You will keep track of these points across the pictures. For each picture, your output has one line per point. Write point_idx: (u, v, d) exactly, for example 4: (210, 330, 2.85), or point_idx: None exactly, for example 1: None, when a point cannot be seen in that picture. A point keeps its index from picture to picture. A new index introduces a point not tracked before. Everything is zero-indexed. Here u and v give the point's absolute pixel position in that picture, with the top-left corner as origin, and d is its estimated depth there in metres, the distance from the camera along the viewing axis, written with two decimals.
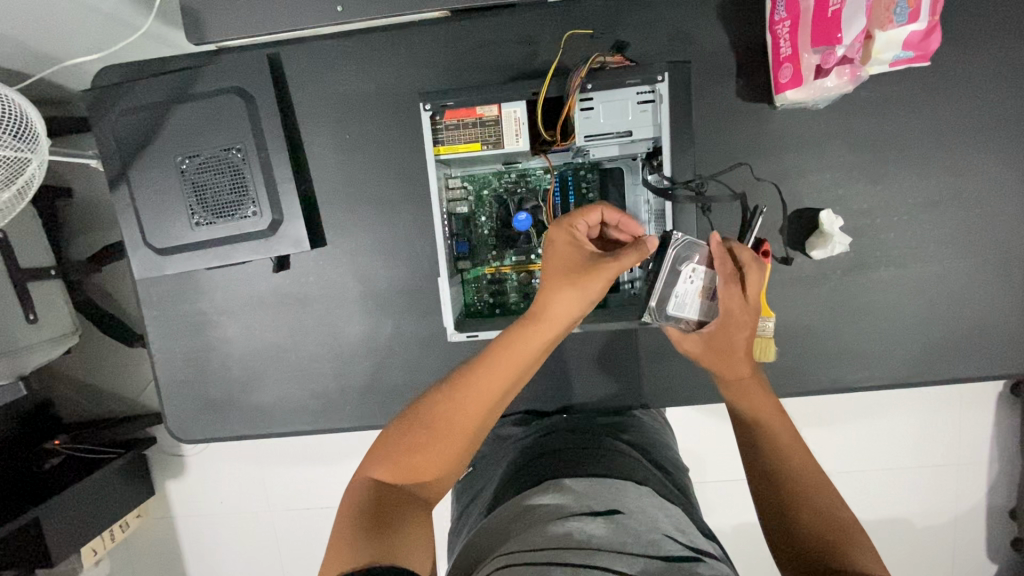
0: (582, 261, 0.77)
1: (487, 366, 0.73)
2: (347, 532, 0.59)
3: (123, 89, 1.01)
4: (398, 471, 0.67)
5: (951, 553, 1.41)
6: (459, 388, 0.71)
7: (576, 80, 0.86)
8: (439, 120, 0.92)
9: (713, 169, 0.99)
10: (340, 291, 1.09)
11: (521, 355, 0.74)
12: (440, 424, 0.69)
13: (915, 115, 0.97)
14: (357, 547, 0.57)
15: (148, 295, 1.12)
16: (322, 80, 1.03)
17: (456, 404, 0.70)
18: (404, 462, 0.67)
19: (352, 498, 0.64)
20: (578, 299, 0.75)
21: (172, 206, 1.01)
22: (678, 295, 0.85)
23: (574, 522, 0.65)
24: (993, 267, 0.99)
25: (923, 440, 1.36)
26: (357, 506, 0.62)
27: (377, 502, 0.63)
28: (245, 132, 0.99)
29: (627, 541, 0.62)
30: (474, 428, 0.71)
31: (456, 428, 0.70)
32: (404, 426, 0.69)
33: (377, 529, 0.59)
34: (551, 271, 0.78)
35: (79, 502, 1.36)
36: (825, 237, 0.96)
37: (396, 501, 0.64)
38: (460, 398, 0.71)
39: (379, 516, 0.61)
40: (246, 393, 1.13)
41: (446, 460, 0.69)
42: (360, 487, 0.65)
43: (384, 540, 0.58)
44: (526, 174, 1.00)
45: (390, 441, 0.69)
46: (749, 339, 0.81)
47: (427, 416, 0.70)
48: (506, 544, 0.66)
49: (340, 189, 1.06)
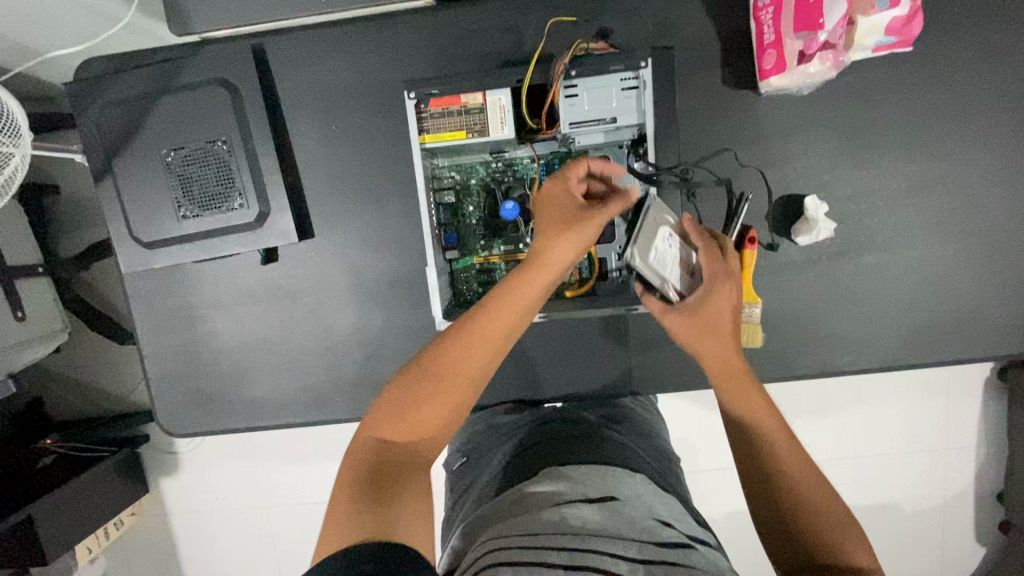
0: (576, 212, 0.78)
1: (486, 316, 0.73)
2: (346, 503, 0.60)
3: (107, 81, 1.01)
4: (399, 429, 0.67)
5: (939, 536, 1.43)
6: (461, 337, 0.72)
7: (560, 66, 0.87)
8: (425, 109, 0.92)
9: (699, 155, 0.99)
10: (329, 283, 1.09)
11: (521, 302, 0.74)
12: (441, 374, 0.70)
13: (898, 101, 0.97)
14: (356, 520, 0.57)
15: (136, 289, 1.12)
16: (308, 71, 1.02)
17: (457, 353, 0.71)
18: (408, 416, 0.67)
19: (353, 462, 0.64)
20: (572, 244, 0.76)
21: (158, 199, 1.01)
22: (658, 254, 0.84)
23: (569, 508, 0.66)
24: (977, 251, 1.00)
25: (911, 425, 1.37)
26: (357, 474, 0.63)
27: (380, 466, 0.64)
28: (230, 123, 0.98)
29: (623, 527, 0.63)
30: (474, 378, 0.72)
31: (460, 375, 0.70)
32: (407, 380, 0.69)
33: (377, 500, 0.60)
34: (546, 225, 0.78)
35: (72, 500, 1.35)
36: (810, 223, 0.97)
37: (401, 463, 0.65)
38: (461, 347, 0.71)
39: (379, 485, 0.61)
40: (237, 387, 1.13)
41: (448, 411, 0.70)
42: (361, 449, 0.65)
43: (384, 513, 0.58)
44: (513, 163, 1.00)
45: (390, 398, 0.68)
46: (732, 311, 0.80)
47: (430, 367, 0.70)
48: (500, 530, 0.67)
49: (327, 180, 1.06)
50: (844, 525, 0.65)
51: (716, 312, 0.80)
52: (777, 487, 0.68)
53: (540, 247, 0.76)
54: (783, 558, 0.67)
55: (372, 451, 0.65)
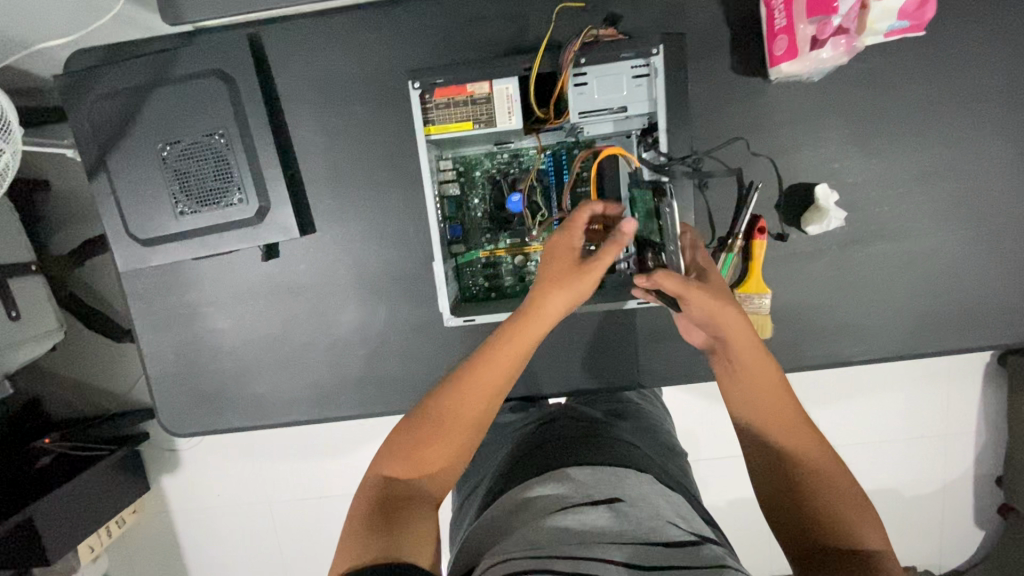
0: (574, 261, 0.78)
1: (488, 361, 0.74)
2: (354, 533, 0.62)
3: (98, 73, 0.98)
4: (407, 467, 0.69)
5: (940, 522, 1.44)
6: (464, 383, 0.73)
7: (569, 54, 0.84)
8: (429, 99, 0.89)
9: (708, 144, 0.97)
10: (332, 278, 1.07)
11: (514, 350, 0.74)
12: (445, 413, 0.71)
13: (908, 86, 0.96)
14: (363, 545, 0.60)
15: (133, 288, 1.09)
16: (306, 61, 0.99)
17: (459, 395, 0.72)
18: (415, 455, 0.69)
19: (363, 496, 0.66)
20: (565, 299, 0.76)
21: (155, 195, 0.98)
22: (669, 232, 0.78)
23: (575, 514, 0.66)
24: (985, 238, 0.99)
25: (913, 413, 1.38)
26: (365, 507, 0.64)
27: (386, 499, 0.65)
28: (227, 116, 0.96)
29: (628, 531, 0.63)
30: (478, 422, 0.73)
31: (462, 421, 0.71)
32: (415, 423, 0.71)
33: (384, 529, 0.61)
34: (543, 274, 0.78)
35: (72, 501, 1.34)
36: (820, 213, 0.95)
37: (404, 499, 0.66)
38: (465, 392, 0.72)
39: (385, 516, 0.63)
40: (239, 385, 1.11)
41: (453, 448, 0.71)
42: (370, 487, 0.67)
43: (389, 538, 0.60)
44: (519, 154, 0.98)
45: (399, 440, 0.70)
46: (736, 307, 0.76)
47: (435, 412, 0.72)
48: (506, 539, 0.67)
49: (327, 173, 1.03)
50: (860, 507, 0.66)
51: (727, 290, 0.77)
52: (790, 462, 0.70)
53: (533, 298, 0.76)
54: (790, 539, 0.68)
55: (380, 486, 0.67)
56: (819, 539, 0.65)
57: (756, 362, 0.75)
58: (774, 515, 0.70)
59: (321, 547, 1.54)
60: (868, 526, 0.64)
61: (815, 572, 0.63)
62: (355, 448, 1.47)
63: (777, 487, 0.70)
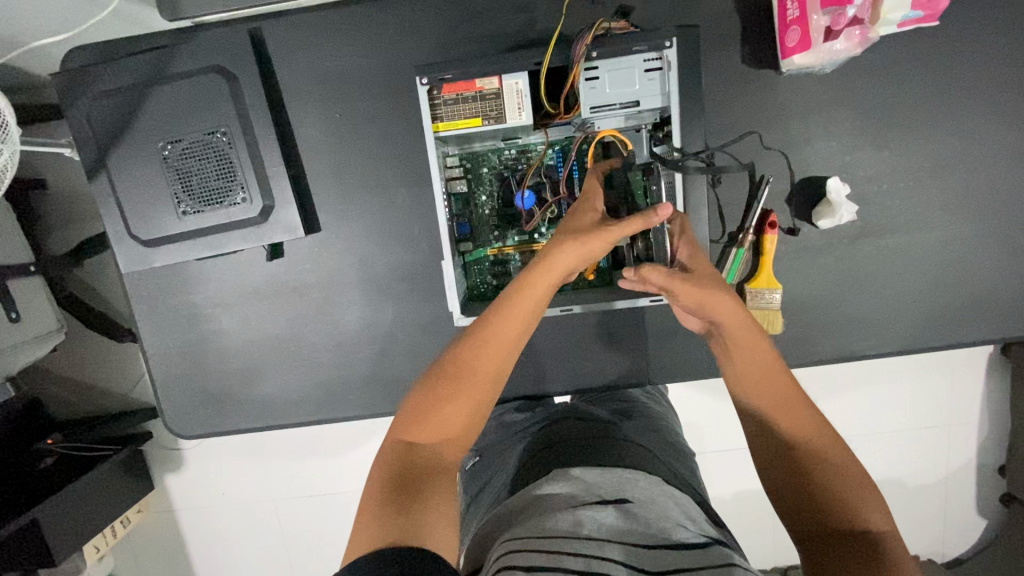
0: (589, 226, 0.76)
1: (504, 316, 0.71)
2: (372, 507, 0.58)
3: (97, 70, 0.96)
4: (423, 429, 0.65)
5: (945, 513, 1.44)
6: (478, 341, 0.70)
7: (581, 47, 0.82)
8: (437, 95, 0.88)
9: (719, 138, 0.96)
10: (338, 278, 1.06)
11: (528, 308, 0.72)
12: (460, 370, 0.68)
13: (922, 77, 0.94)
14: (383, 522, 0.56)
15: (136, 289, 1.08)
16: (309, 56, 0.98)
17: (476, 351, 0.69)
18: (433, 417, 0.66)
19: (381, 465, 0.63)
20: (578, 254, 0.73)
21: (157, 195, 0.97)
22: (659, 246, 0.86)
23: (586, 511, 0.65)
24: (996, 230, 0.98)
25: (920, 405, 1.37)
26: (384, 478, 0.61)
27: (405, 468, 0.62)
28: (229, 113, 0.94)
29: (637, 532, 0.62)
30: (494, 379, 0.69)
31: (477, 378, 0.68)
32: (431, 383, 0.67)
33: (401, 507, 0.57)
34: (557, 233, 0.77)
35: (77, 502, 1.33)
36: (832, 206, 0.94)
37: (424, 466, 0.63)
38: (480, 349, 0.69)
39: (405, 488, 0.60)
40: (245, 386, 1.10)
41: (471, 406, 0.67)
42: (389, 451, 0.64)
43: (410, 516, 0.56)
44: (527, 149, 0.97)
45: (413, 403, 0.67)
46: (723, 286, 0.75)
47: (451, 369, 0.68)
48: (513, 532, 0.66)
49: (331, 171, 1.02)
50: (866, 489, 0.61)
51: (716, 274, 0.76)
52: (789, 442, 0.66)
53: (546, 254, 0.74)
54: (793, 520, 0.63)
55: (397, 453, 0.64)
56: (825, 523, 0.61)
57: (751, 344, 0.71)
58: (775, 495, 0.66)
59: (327, 545, 1.54)
60: (874, 510, 0.60)
61: (821, 559, 0.59)
62: (359, 445, 1.46)
63: (781, 468, 0.65)
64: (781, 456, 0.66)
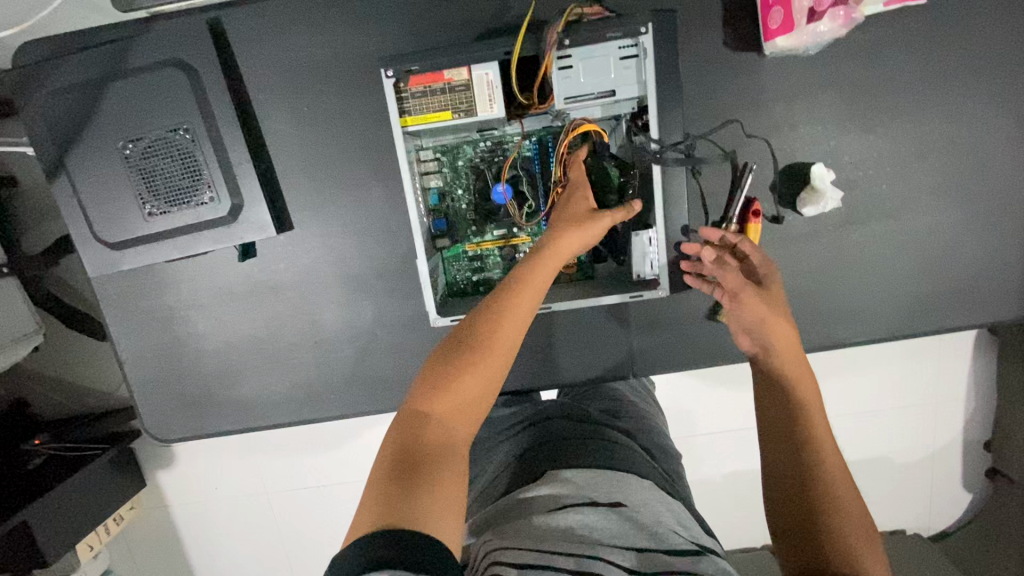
0: (585, 212, 0.80)
1: (517, 292, 0.71)
2: (379, 486, 0.55)
3: (51, 66, 0.91)
4: (440, 399, 0.62)
5: (931, 491, 1.46)
6: (494, 314, 0.68)
7: (552, 35, 0.79)
8: (404, 88, 0.84)
9: (701, 126, 0.93)
10: (314, 277, 1.03)
11: (538, 285, 0.72)
12: (479, 341, 0.66)
13: (908, 58, 0.91)
14: (384, 504, 0.53)
15: (107, 293, 1.05)
16: (272, 46, 0.93)
17: (494, 323, 0.68)
18: (451, 388, 0.62)
19: (391, 441, 0.60)
20: (580, 239, 0.77)
21: (120, 197, 0.93)
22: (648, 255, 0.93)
23: (576, 516, 0.64)
24: (982, 213, 0.97)
25: (908, 388, 1.36)
26: (397, 451, 0.58)
27: (416, 445, 0.58)
28: (190, 109, 0.90)
29: (631, 536, 0.62)
30: (513, 348, 0.68)
31: (496, 346, 0.66)
32: (448, 353, 0.65)
33: (411, 485, 0.54)
34: (559, 217, 0.79)
35: (66, 503, 1.31)
36: (816, 194, 0.92)
37: (437, 443, 0.59)
38: (498, 319, 0.68)
39: (414, 468, 0.56)
40: (225, 388, 1.08)
41: (490, 376, 0.65)
42: (402, 423, 0.61)
43: (419, 495, 0.53)
44: (502, 141, 0.93)
45: (430, 372, 0.64)
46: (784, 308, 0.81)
47: (470, 337, 0.66)
48: (501, 535, 0.66)
49: (301, 166, 0.98)
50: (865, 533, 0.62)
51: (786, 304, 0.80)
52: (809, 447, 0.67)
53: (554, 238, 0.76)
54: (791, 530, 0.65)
55: (410, 426, 0.60)
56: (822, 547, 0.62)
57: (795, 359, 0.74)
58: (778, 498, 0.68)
59: (321, 536, 1.54)
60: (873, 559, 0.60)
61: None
62: (346, 439, 1.45)
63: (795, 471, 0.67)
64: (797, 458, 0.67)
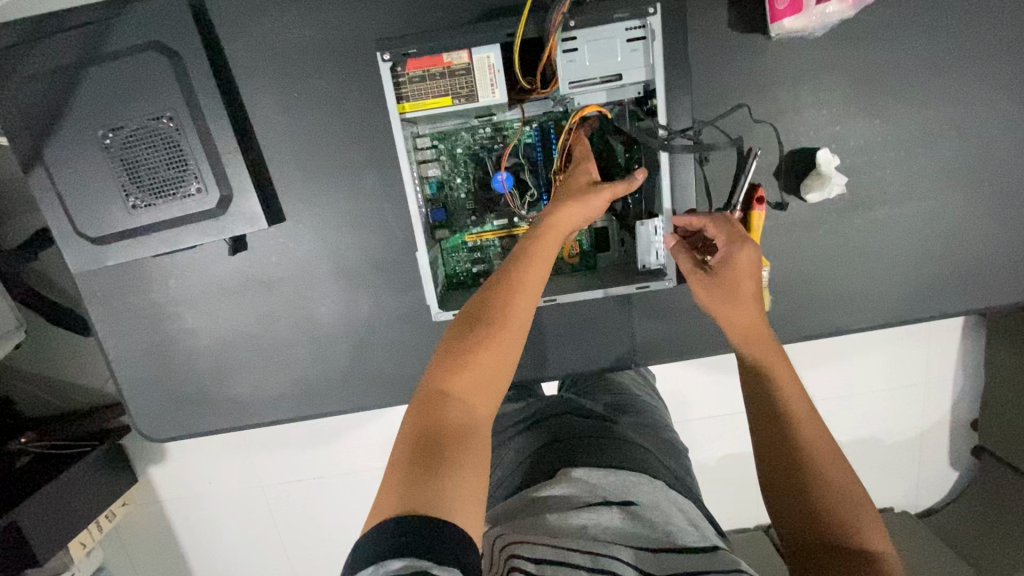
0: (583, 189, 0.78)
1: (525, 267, 0.69)
2: (400, 471, 0.53)
3: (21, 51, 0.86)
4: (461, 376, 0.60)
5: (920, 470, 1.47)
6: (501, 289, 0.67)
7: (557, 15, 0.75)
8: (401, 72, 0.80)
9: (706, 111, 0.91)
10: (309, 270, 1.00)
11: (542, 259, 0.71)
12: (495, 317, 0.64)
13: (915, 40, 0.90)
14: (404, 490, 0.51)
15: (92, 289, 1.01)
16: (261, 31, 0.89)
17: (507, 300, 0.66)
18: (468, 364, 0.60)
19: (411, 422, 0.57)
20: (577, 214, 0.75)
21: (102, 189, 0.89)
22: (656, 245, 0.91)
23: (589, 514, 0.64)
24: (985, 198, 0.96)
25: (905, 372, 1.37)
26: (418, 433, 0.56)
27: (436, 425, 0.56)
28: (174, 95, 0.85)
29: (644, 535, 0.61)
30: (528, 325, 0.66)
31: (513, 322, 0.64)
32: (465, 328, 0.63)
33: (433, 469, 0.52)
34: (556, 195, 0.78)
35: (53, 503, 1.27)
36: (822, 178, 0.90)
37: (458, 423, 0.57)
38: (508, 294, 0.66)
39: (432, 450, 0.54)
40: (218, 386, 1.05)
41: (509, 351, 0.63)
42: (420, 404, 0.59)
43: (440, 478, 0.51)
44: (503, 127, 0.90)
45: (448, 350, 0.62)
46: (756, 287, 0.77)
47: (484, 313, 0.64)
48: (512, 532, 0.64)
49: (292, 155, 0.95)
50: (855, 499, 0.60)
51: (754, 288, 0.77)
52: (786, 422, 0.66)
53: (552, 215, 0.74)
54: (790, 515, 0.62)
55: (430, 406, 0.58)
56: (828, 531, 0.59)
57: (762, 342, 0.73)
58: (770, 486, 0.65)
59: (321, 529, 1.53)
60: (871, 527, 0.59)
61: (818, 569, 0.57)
62: (343, 433, 1.43)
63: (778, 451, 0.65)
64: (783, 432, 0.65)
